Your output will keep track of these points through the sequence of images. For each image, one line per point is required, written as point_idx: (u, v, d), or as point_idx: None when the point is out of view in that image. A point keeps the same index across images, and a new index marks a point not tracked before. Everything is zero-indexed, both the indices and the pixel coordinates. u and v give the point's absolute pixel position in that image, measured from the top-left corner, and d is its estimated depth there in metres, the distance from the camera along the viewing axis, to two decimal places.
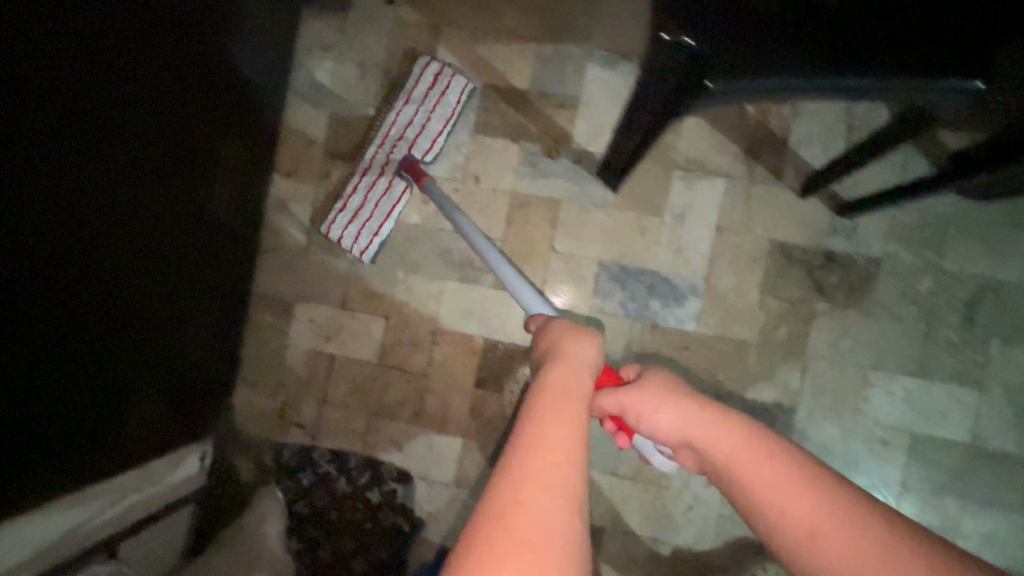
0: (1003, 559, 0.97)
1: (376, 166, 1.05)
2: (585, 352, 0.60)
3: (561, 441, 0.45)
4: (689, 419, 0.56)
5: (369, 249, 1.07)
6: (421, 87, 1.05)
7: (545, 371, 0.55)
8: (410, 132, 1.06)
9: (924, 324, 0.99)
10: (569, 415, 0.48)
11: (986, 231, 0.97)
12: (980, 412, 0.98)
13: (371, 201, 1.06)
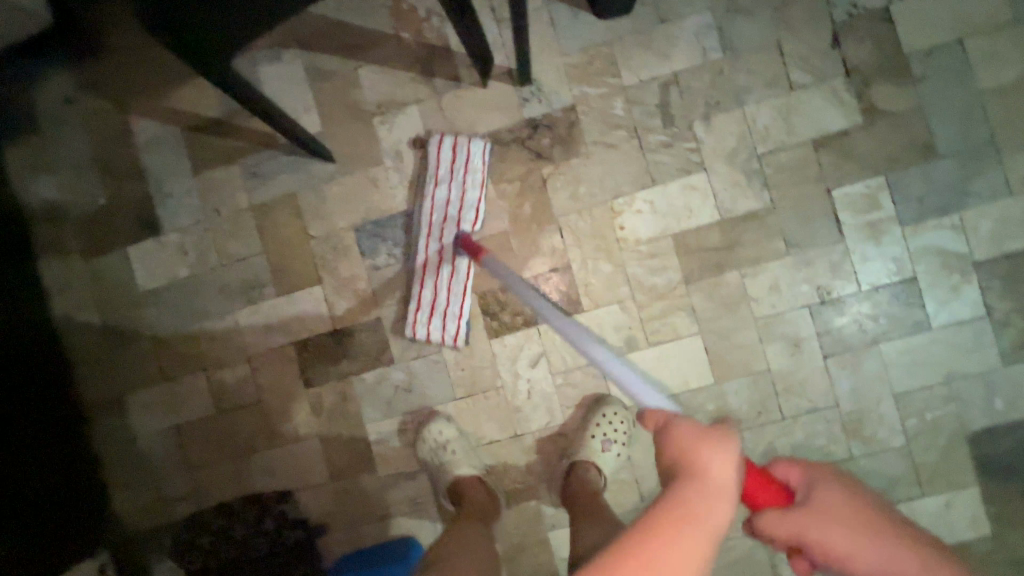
0: (798, 298, 1.05)
1: (432, 257, 1.05)
2: (725, 467, 0.46)
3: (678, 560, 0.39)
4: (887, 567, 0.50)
5: (461, 334, 1.08)
6: (437, 156, 1.06)
7: (687, 478, 0.45)
8: (450, 211, 1.06)
9: (635, 139, 1.07)
10: (701, 539, 0.40)
11: (642, 38, 1.06)
12: (715, 187, 1.06)
13: (442, 291, 1.06)
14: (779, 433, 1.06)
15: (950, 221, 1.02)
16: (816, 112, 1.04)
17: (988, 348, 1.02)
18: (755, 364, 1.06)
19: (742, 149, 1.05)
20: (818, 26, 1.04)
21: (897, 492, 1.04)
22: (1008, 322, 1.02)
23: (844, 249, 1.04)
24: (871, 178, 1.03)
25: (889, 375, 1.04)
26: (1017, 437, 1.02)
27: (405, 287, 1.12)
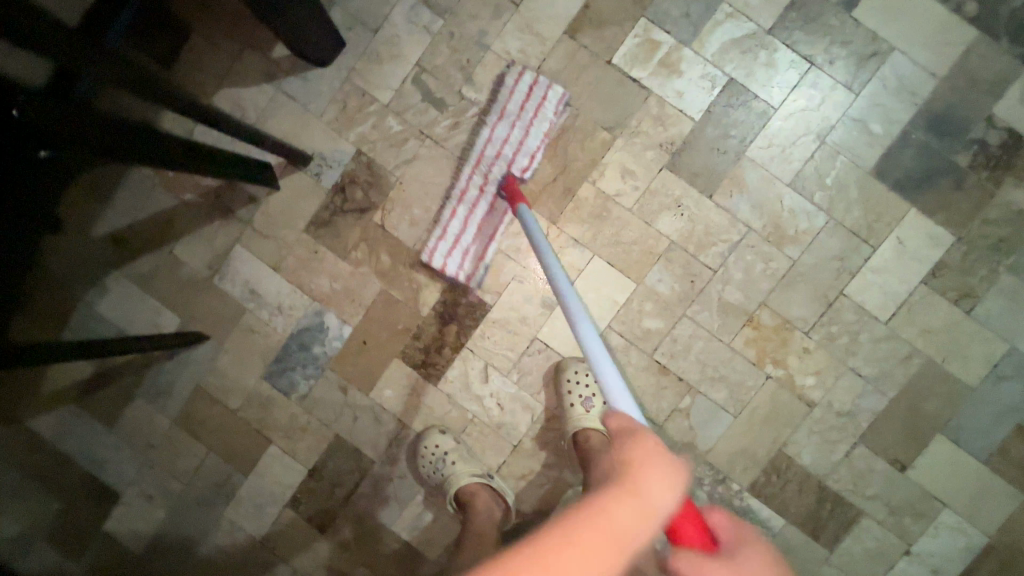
0: (652, 166, 1.04)
1: (473, 188, 1.06)
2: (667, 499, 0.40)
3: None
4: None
5: (475, 277, 1.08)
6: (518, 90, 1.04)
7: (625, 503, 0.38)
8: (506, 151, 1.05)
9: (426, 139, 1.08)
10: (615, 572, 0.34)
11: (370, 55, 1.07)
12: (518, 129, 1.06)
13: (467, 224, 1.07)
14: (721, 286, 1.04)
15: (724, 12, 1.01)
16: (550, 7, 1.04)
17: (834, 90, 1.00)
18: (659, 245, 1.04)
19: (516, 82, 1.05)
20: None
21: (853, 262, 1.02)
22: (833, 56, 1.00)
23: (657, 99, 1.03)
24: (634, 26, 1.02)
25: (772, 173, 1.02)
26: (913, 143, 1.00)
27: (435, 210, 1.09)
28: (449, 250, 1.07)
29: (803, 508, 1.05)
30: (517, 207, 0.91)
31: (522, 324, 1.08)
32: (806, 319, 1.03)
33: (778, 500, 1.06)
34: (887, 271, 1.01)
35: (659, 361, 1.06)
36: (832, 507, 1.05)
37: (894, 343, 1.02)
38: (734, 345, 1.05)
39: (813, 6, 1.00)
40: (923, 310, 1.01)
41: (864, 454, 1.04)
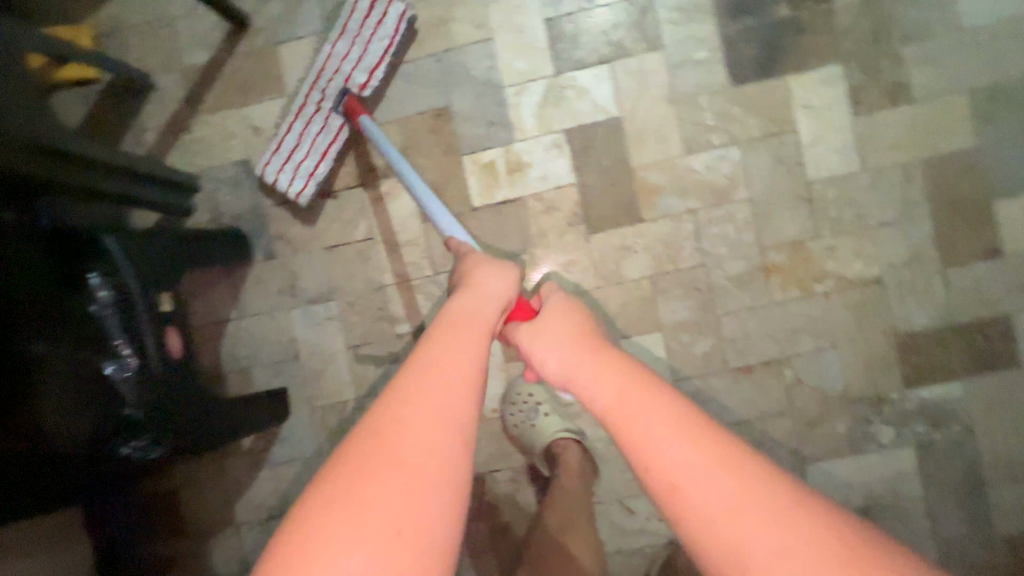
0: (580, 242, 1.03)
1: (318, 99, 0.99)
2: (497, 279, 0.71)
3: (445, 352, 0.56)
4: (566, 365, 0.65)
5: (304, 192, 1.01)
6: (357, 14, 0.97)
7: (456, 293, 0.68)
8: (353, 62, 0.98)
9: None
10: (460, 344, 0.57)
11: (310, 376, 1.08)
12: None
13: (304, 143, 1.00)
14: (721, 269, 1.01)
15: (512, 95, 1.03)
16: (394, 216, 1.06)
17: (642, 61, 1.01)
18: (646, 288, 1.02)
19: (426, 287, 1.06)
20: (310, 209, 1.07)
21: (793, 154, 0.99)
22: (616, 42, 1.01)
23: (533, 197, 1.03)
24: (464, 166, 1.04)
25: (666, 158, 1.01)
26: (738, 36, 0.99)
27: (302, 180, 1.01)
28: (280, 167, 1.01)
29: (962, 358, 0.99)
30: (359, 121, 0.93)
31: (614, 444, 1.04)
32: (805, 226, 1.00)
33: (938, 371, 1.00)
34: (822, 136, 0.99)
35: (737, 365, 1.02)
36: (984, 333, 0.98)
37: (885, 177, 0.99)
38: (777, 297, 1.01)
39: (563, 25, 1.01)
40: (878, 132, 0.98)
41: (962, 272, 0.98)
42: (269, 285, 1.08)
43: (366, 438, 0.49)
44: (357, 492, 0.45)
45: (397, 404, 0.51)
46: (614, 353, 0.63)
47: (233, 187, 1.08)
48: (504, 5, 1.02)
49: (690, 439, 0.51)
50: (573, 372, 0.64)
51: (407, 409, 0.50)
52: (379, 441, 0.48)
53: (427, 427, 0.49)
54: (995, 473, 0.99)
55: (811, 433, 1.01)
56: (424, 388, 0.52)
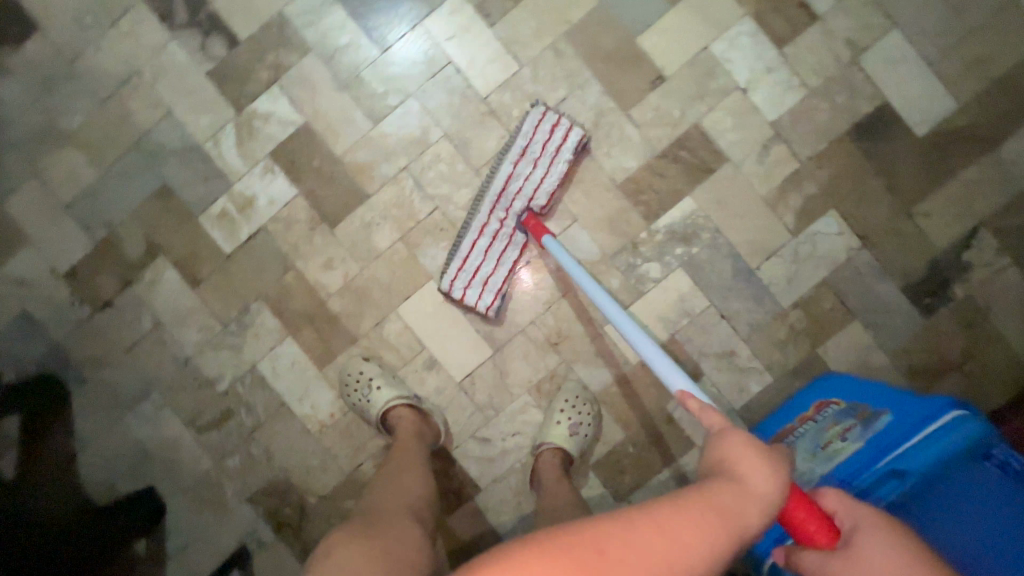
0: (328, 240, 1.12)
1: (489, 235, 1.04)
2: (768, 480, 0.49)
3: (676, 544, 0.43)
4: (894, 569, 0.54)
5: (494, 305, 1.07)
6: (536, 136, 1.02)
7: (713, 481, 0.49)
8: (526, 184, 1.03)
9: (254, 434, 1.15)
10: (700, 542, 0.44)
11: (166, 463, 1.15)
12: (265, 349, 1.14)
13: (482, 262, 1.05)
14: (452, 204, 1.11)
15: (211, 147, 1.12)
16: (168, 295, 1.14)
17: (302, 68, 1.11)
18: (401, 250, 1.12)
19: (224, 341, 1.14)
20: (96, 324, 1.15)
21: (460, 82, 1.10)
22: (274, 63, 1.11)
23: (271, 222, 1.12)
24: (203, 224, 1.13)
25: (361, 135, 1.11)
26: (368, 11, 1.11)
27: (479, 292, 1.07)
28: (464, 279, 1.06)
29: (680, 177, 1.10)
30: (546, 243, 0.97)
31: (443, 391, 1.13)
32: (500, 134, 1.10)
33: (667, 197, 1.10)
34: (473, 56, 1.10)
35: (505, 274, 1.11)
36: (684, 149, 1.09)
37: (541, 63, 1.10)
38: None
39: (225, 70, 1.12)
40: (517, 31, 1.10)
41: (642, 107, 1.09)
42: (95, 405, 1.16)
43: (574, 549, 0.42)
44: None
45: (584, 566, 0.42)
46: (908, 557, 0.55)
47: (21, 338, 1.15)
48: (168, 78, 1.12)
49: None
50: (894, 573, 0.54)
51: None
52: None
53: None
54: (753, 257, 1.10)
55: (594, 300, 1.10)
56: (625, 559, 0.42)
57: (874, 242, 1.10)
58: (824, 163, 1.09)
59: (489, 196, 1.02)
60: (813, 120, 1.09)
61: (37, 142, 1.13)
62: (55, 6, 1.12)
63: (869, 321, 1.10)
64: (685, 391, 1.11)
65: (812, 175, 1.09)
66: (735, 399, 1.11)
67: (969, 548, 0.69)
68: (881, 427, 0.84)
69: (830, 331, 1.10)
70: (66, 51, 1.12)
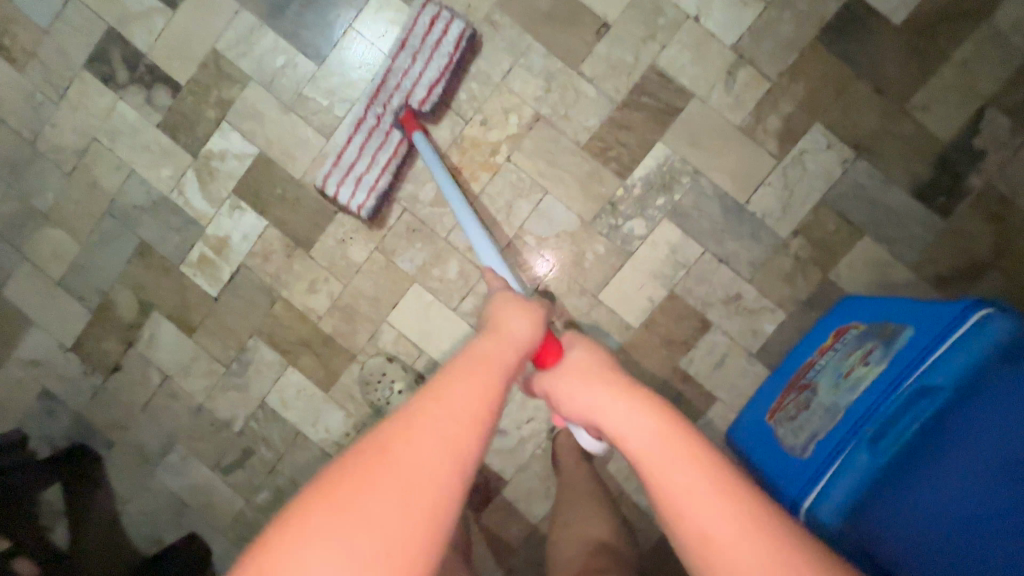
0: (306, 264, 1.11)
1: (370, 127, 1.05)
2: (523, 326, 0.67)
3: (463, 391, 0.53)
4: (697, 488, 0.49)
5: (366, 205, 1.05)
6: (416, 29, 1.02)
7: (484, 336, 0.64)
8: (405, 83, 1.03)
9: (277, 466, 1.16)
10: (480, 375, 0.55)
11: (203, 509, 1.18)
12: (270, 382, 1.14)
13: (359, 156, 1.06)
14: (419, 202, 1.09)
15: (178, 197, 1.13)
16: (169, 348, 1.16)
17: (246, 100, 1.10)
18: (379, 259, 1.10)
19: (231, 382, 1.15)
20: (110, 388, 1.19)
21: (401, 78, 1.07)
22: (218, 100, 1.11)
23: (250, 258, 1.13)
24: (187, 274, 1.15)
25: (316, 153, 1.10)
26: (296, 27, 1.09)
27: (364, 191, 1.05)
28: (342, 173, 1.06)
29: (645, 125, 1.04)
30: (414, 136, 1.01)
31: None
32: (453, 122, 1.07)
33: (636, 148, 1.04)
34: None
35: (487, 263, 1.09)
36: (645, 94, 1.03)
37: (479, 38, 1.05)
38: (475, 190, 1.07)
39: (174, 118, 1.12)
40: None
41: (592, 60, 1.04)
42: (126, 465, 1.19)
43: (374, 438, 0.48)
44: (348, 508, 0.44)
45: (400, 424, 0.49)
46: (633, 387, 0.62)
47: (48, 416, 1.20)
48: (124, 138, 1.13)
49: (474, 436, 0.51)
50: (697, 493, 0.49)
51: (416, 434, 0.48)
52: (402, 441, 0.47)
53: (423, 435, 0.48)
54: (740, 192, 1.03)
55: (581, 270, 1.06)
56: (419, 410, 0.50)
57: (869, 149, 1.01)
58: (798, 76, 1.01)
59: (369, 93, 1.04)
60: (776, 32, 1.01)
61: (19, 226, 1.17)
62: (6, 92, 1.14)
63: (880, 234, 1.02)
64: (696, 346, 1.06)
65: (787, 92, 1.01)
66: (750, 344, 1.05)
67: (996, 465, 0.65)
68: (902, 343, 0.76)
69: (839, 254, 1.02)
70: (25, 134, 1.15)
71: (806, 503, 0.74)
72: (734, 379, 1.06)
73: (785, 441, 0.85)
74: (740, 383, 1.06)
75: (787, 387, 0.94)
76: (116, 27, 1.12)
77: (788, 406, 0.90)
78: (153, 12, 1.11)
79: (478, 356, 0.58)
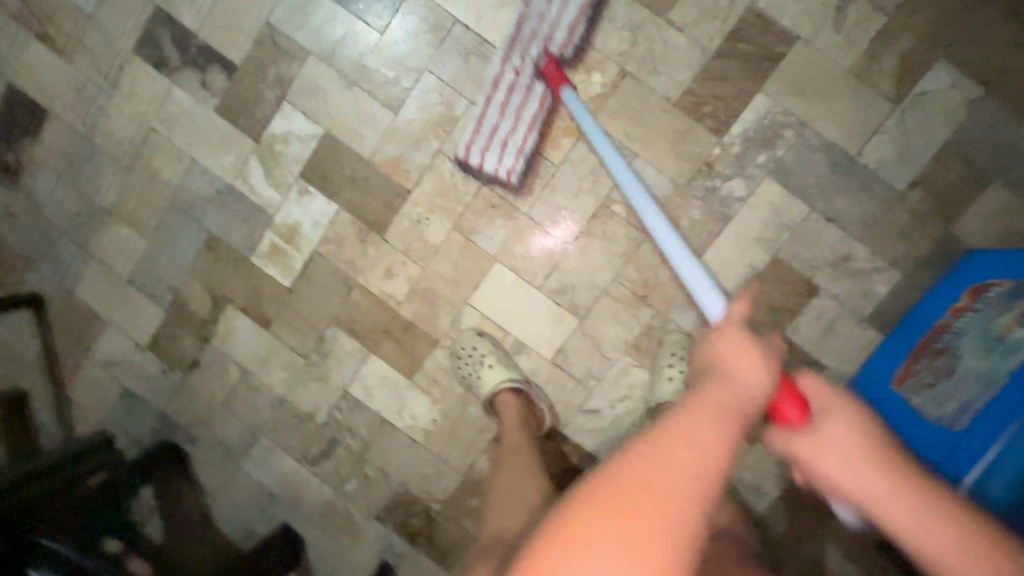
0: (381, 247, 1.06)
1: (513, 78, 0.97)
2: (757, 377, 0.58)
3: (683, 446, 0.51)
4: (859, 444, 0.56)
5: (514, 170, 0.99)
6: None
7: (707, 380, 0.59)
8: (555, 33, 0.95)
9: (363, 455, 1.14)
10: (725, 424, 0.53)
11: (292, 500, 1.18)
12: (351, 372, 1.11)
13: (528, 114, 0.96)
14: (496, 175, 1.02)
15: (242, 185, 1.08)
16: (246, 341, 1.14)
17: (305, 76, 1.04)
18: (457, 238, 1.04)
19: (311, 373, 1.13)
20: (190, 385, 1.17)
21: (471, 40, 0.99)
22: (276, 78, 1.04)
23: (321, 245, 1.08)
24: (258, 265, 1.11)
25: (384, 129, 1.03)
26: None
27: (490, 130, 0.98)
28: (489, 135, 0.98)
29: (743, 74, 0.95)
30: (564, 91, 0.96)
31: (538, 372, 1.07)
32: (530, 85, 0.99)
33: (734, 101, 0.95)
34: (478, 7, 0.98)
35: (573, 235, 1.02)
36: (742, 40, 0.94)
37: None
38: (557, 158, 1.00)
39: (232, 101, 1.06)
40: None
41: (682, 6, 0.94)
42: (212, 460, 1.19)
43: (607, 493, 0.48)
44: (576, 556, 0.46)
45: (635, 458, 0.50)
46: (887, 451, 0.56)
47: (131, 415, 1.20)
48: (181, 126, 1.08)
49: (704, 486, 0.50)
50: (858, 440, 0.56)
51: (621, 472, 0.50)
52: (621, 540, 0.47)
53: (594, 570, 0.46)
54: (851, 143, 0.94)
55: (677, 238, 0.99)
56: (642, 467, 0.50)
57: (1000, 85, 0.91)
58: (917, 7, 0.90)
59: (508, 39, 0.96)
60: None
61: (83, 224, 1.14)
62: (56, 84, 1.09)
63: (1010, 180, 0.92)
64: (803, 312, 1.00)
65: (905, 26, 0.91)
66: (862, 307, 0.98)
67: None
68: None
69: (963, 205, 0.94)
70: (80, 127, 1.10)
71: (971, 477, 0.70)
72: (844, 346, 1.00)
73: (926, 410, 0.79)
74: (851, 350, 1.00)
75: (915, 352, 0.88)
76: (163, 6, 1.05)
77: (921, 372, 0.84)
78: None
79: (671, 427, 0.52)
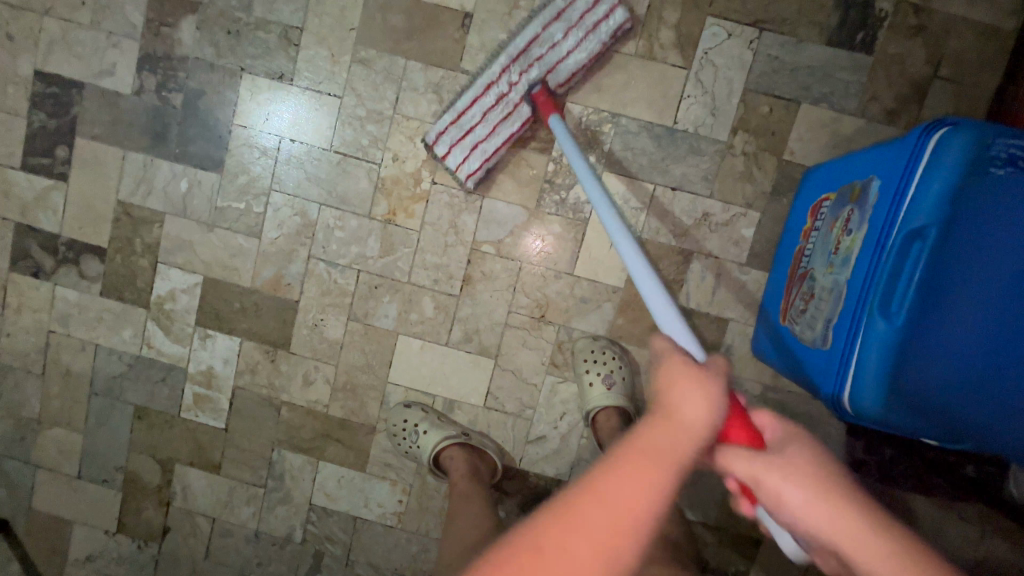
0: (291, 360, 1.10)
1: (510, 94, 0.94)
2: (699, 407, 0.48)
3: (603, 511, 0.42)
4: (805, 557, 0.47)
5: (477, 173, 0.98)
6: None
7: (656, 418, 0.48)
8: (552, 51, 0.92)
9: (348, 556, 1.15)
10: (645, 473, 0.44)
11: None
12: (309, 484, 1.14)
13: (483, 117, 0.95)
14: (368, 258, 1.07)
15: (148, 350, 1.13)
16: (204, 492, 1.17)
17: (169, 234, 1.09)
18: (356, 328, 1.09)
19: (273, 499, 1.15)
20: (169, 550, 1.19)
21: (300, 150, 1.05)
22: (144, 246, 1.10)
23: (239, 378, 1.12)
24: (188, 417, 1.14)
25: (256, 256, 1.09)
26: (184, 147, 1.07)
27: (460, 157, 0.97)
28: (462, 133, 0.96)
29: None
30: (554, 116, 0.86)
31: (476, 420, 1.10)
32: (367, 170, 1.05)
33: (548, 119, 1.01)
34: (296, 121, 1.05)
35: (456, 286, 1.06)
36: None
37: (355, 81, 1.03)
38: (416, 225, 1.05)
39: (113, 281, 1.12)
40: (315, 69, 1.04)
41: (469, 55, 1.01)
42: None
43: (520, 563, 0.41)
44: None
45: (550, 557, 0.41)
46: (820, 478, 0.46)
47: None
48: (75, 320, 1.13)
49: (807, 495, 0.46)
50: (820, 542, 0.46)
51: (555, 567, 0.41)
52: (551, 562, 0.41)
53: (589, 525, 0.42)
54: (664, 114, 1.00)
55: (549, 256, 1.05)
56: (540, 564, 0.41)
57: (770, 18, 0.97)
58: None
59: (509, 52, 0.92)
60: None
61: (20, 440, 1.18)
62: None
63: (815, 95, 0.97)
64: (687, 277, 1.03)
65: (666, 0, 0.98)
66: (737, 253, 1.02)
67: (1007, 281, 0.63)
68: (875, 197, 0.73)
69: (785, 131, 0.99)
70: None
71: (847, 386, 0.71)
72: (737, 294, 1.03)
73: (805, 336, 0.82)
74: (744, 294, 1.04)
75: (789, 281, 0.91)
76: (22, 221, 1.11)
77: (796, 300, 0.87)
78: (48, 191, 1.10)
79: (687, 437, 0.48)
